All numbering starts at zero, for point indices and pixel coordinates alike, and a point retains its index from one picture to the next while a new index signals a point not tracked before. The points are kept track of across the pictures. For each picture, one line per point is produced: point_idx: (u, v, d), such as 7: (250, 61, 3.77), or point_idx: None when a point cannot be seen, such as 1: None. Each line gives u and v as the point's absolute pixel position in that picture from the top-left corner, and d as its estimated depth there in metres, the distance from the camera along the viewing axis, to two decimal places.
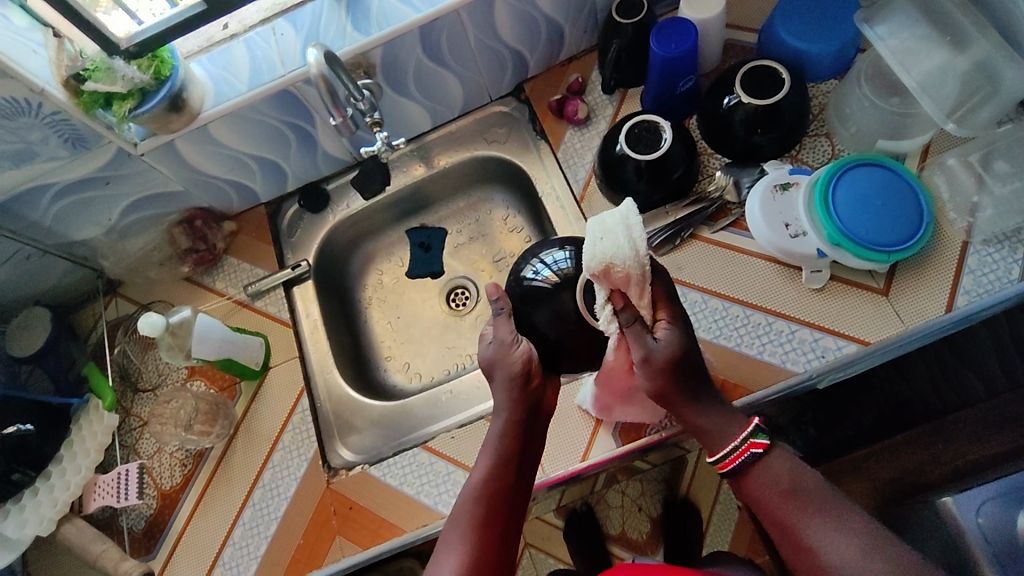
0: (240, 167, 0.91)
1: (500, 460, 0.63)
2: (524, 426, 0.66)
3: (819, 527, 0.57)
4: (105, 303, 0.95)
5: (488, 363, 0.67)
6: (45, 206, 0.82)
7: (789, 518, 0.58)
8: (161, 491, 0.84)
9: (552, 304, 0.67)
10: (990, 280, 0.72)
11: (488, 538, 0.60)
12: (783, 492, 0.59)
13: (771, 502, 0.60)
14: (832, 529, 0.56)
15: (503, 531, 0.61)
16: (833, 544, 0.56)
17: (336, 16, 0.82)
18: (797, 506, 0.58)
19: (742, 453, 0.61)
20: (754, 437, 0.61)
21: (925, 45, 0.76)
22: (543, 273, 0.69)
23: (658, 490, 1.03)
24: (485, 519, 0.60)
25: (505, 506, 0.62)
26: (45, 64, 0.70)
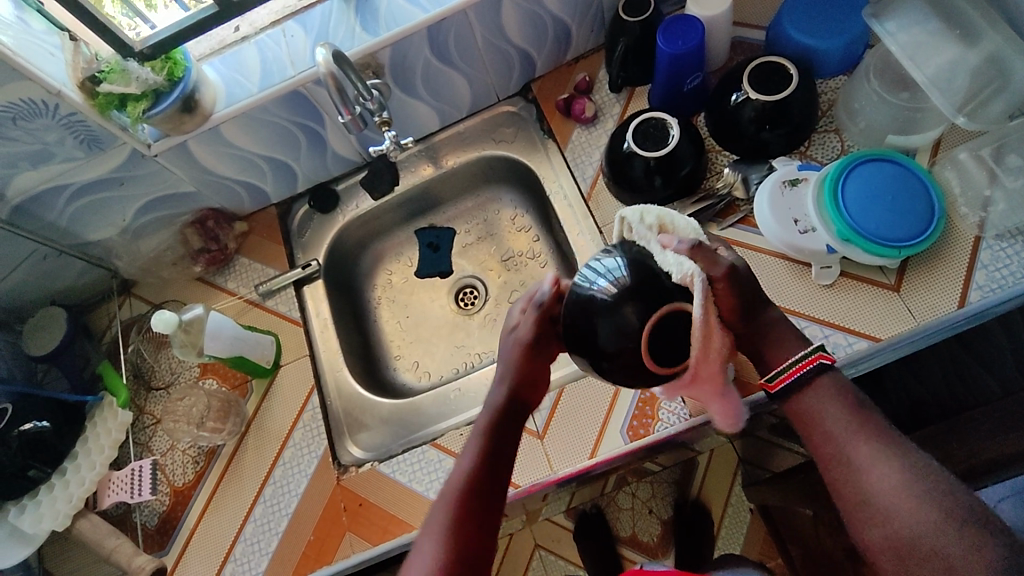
0: (252, 168, 0.92)
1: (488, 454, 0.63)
2: (512, 425, 0.66)
3: (871, 449, 0.56)
4: (120, 303, 0.97)
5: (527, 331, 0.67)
6: (61, 206, 0.84)
7: (842, 435, 0.57)
8: (173, 488, 0.85)
9: (611, 319, 0.55)
10: (1003, 275, 0.71)
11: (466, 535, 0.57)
12: (840, 412, 0.59)
13: (827, 420, 0.59)
14: (885, 456, 0.55)
15: (485, 529, 0.58)
16: (881, 468, 0.55)
17: (346, 17, 0.83)
18: (852, 427, 0.58)
19: (813, 360, 0.62)
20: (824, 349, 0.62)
21: (934, 40, 0.75)
22: (599, 282, 0.57)
23: (669, 492, 1.04)
24: (468, 514, 0.58)
25: (488, 504, 0.60)
26: (62, 66, 0.72)
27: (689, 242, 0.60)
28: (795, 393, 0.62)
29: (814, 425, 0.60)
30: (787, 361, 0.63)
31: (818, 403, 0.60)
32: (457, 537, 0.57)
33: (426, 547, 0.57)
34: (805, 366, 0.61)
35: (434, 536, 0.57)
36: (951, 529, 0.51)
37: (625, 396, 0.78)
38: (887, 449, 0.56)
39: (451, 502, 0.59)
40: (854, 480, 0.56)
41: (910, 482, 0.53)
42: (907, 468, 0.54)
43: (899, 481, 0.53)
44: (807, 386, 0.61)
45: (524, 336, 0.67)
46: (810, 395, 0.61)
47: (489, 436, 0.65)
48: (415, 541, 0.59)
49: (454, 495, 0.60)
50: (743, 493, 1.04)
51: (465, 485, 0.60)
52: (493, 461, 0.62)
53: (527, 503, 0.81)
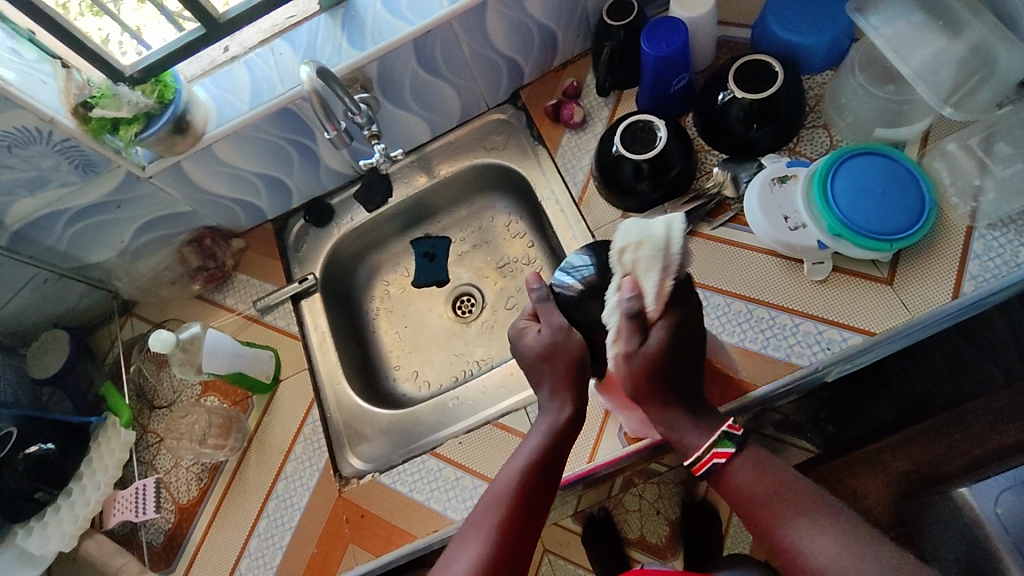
0: (246, 186, 0.93)
1: (546, 459, 0.62)
2: (574, 432, 0.64)
3: (801, 523, 0.57)
4: (121, 324, 0.98)
5: (545, 348, 0.65)
6: (59, 230, 0.85)
7: (768, 514, 0.59)
8: (178, 505, 0.86)
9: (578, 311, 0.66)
10: (997, 265, 0.70)
11: (510, 538, 0.58)
12: (765, 492, 0.60)
13: (757, 504, 0.60)
14: (811, 525, 0.56)
15: (529, 535, 0.59)
16: (814, 542, 0.55)
17: (332, 33, 0.84)
18: (776, 505, 0.59)
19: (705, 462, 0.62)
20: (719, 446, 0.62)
21: (918, 31, 0.75)
22: (565, 280, 0.67)
23: (676, 492, 1.04)
24: (516, 519, 0.59)
25: (536, 511, 0.61)
26: (55, 94, 0.73)
27: (630, 318, 0.59)
28: (716, 474, 0.63)
29: (746, 503, 0.61)
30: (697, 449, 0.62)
31: (745, 487, 0.61)
32: (501, 540, 0.58)
33: (469, 546, 0.58)
34: (704, 464, 0.62)
35: (478, 536, 0.58)
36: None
37: None
38: (815, 522, 0.56)
39: (501, 502, 0.60)
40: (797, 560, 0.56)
41: (849, 553, 0.54)
42: (834, 532, 0.55)
43: (835, 554, 0.54)
44: (721, 471, 0.62)
45: (565, 348, 0.64)
46: (734, 478, 0.62)
47: (551, 442, 0.62)
48: (460, 534, 0.60)
49: (505, 496, 0.60)
50: None
51: (518, 487, 0.60)
52: (547, 468, 0.62)
53: None
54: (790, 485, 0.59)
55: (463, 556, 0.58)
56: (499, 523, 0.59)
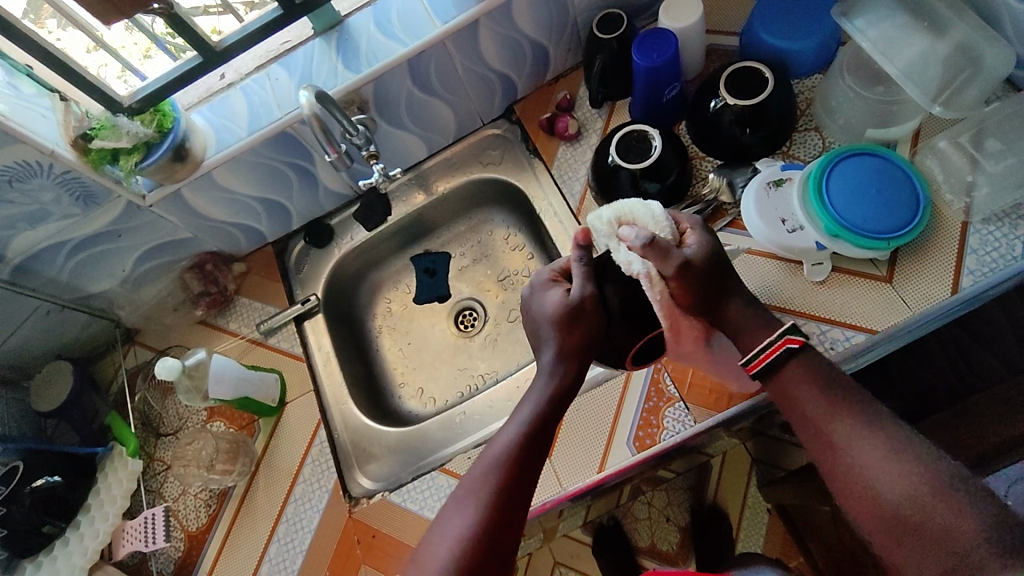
0: (246, 211, 0.93)
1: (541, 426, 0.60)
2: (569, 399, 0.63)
3: (852, 425, 0.55)
4: (124, 352, 0.98)
5: (570, 308, 0.64)
6: (61, 261, 0.86)
7: (818, 418, 0.57)
8: (188, 533, 0.85)
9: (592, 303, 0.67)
10: (994, 259, 0.71)
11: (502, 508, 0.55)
12: (817, 391, 0.58)
13: (806, 402, 0.58)
14: (858, 433, 0.54)
15: (523, 505, 0.57)
16: (858, 447, 0.54)
17: (327, 57, 0.85)
18: (827, 408, 0.57)
19: (779, 347, 0.60)
20: (792, 332, 0.60)
21: (904, 33, 0.77)
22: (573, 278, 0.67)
23: (684, 499, 1.05)
24: (507, 488, 0.56)
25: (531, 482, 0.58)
26: (54, 127, 0.73)
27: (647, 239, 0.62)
28: (773, 375, 0.61)
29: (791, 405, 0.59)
30: (760, 344, 0.61)
31: (797, 386, 0.59)
32: (494, 501, 0.55)
33: (459, 519, 0.55)
34: (775, 351, 0.60)
35: (469, 507, 0.56)
36: (934, 503, 0.49)
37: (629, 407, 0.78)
38: (865, 427, 0.54)
39: (495, 463, 0.58)
40: (838, 459, 0.55)
41: (886, 458, 0.52)
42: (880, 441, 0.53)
43: (873, 459, 0.53)
44: (782, 370, 0.60)
45: (570, 309, 0.64)
46: (790, 378, 0.60)
47: (544, 406, 0.61)
48: (452, 497, 0.58)
49: (495, 466, 0.57)
50: (758, 493, 1.05)
51: (512, 449, 0.58)
52: (541, 432, 0.60)
53: (544, 520, 0.81)
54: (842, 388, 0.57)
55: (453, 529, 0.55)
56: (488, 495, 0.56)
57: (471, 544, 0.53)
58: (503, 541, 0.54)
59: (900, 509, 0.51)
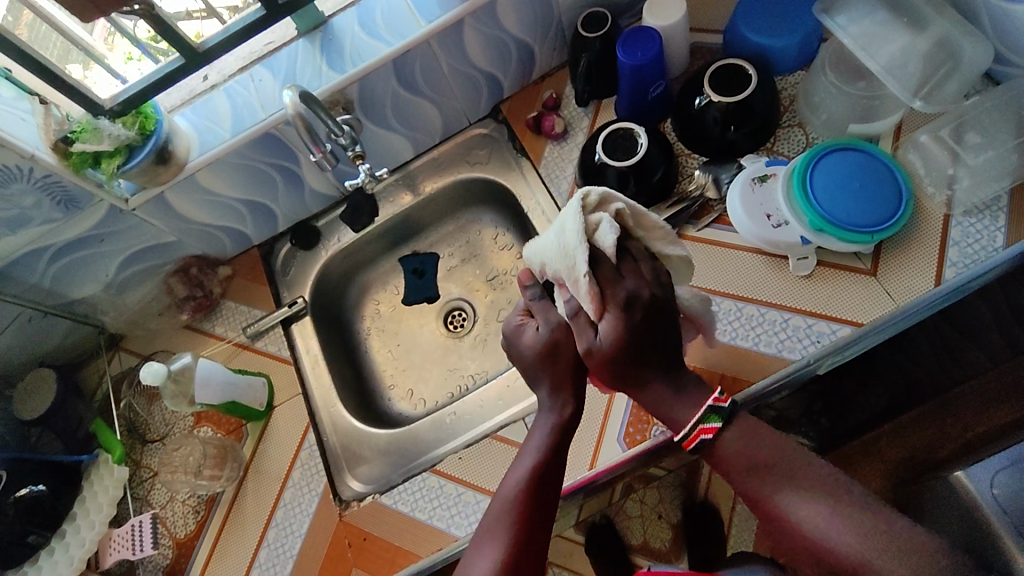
0: (232, 213, 0.93)
1: (554, 453, 0.63)
2: (575, 426, 0.66)
3: (793, 491, 0.57)
4: (109, 358, 0.96)
5: (547, 345, 0.67)
6: (43, 267, 0.84)
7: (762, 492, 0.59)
8: (176, 540, 0.84)
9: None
10: (976, 250, 0.72)
11: (526, 537, 0.59)
12: (754, 459, 0.59)
13: (747, 478, 0.60)
14: (804, 499, 0.57)
15: (546, 531, 0.60)
16: (807, 513, 0.56)
17: (311, 57, 0.84)
18: (769, 480, 0.59)
19: (693, 439, 0.61)
20: (705, 421, 0.61)
21: (884, 29, 0.78)
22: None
23: (677, 496, 1.04)
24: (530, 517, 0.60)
25: (550, 507, 0.62)
26: (34, 130, 0.72)
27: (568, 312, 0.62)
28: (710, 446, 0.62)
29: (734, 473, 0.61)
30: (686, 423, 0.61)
31: (734, 460, 0.60)
32: (517, 544, 0.58)
33: (487, 552, 0.58)
34: (693, 439, 0.61)
35: (494, 541, 0.59)
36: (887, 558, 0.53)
37: (619, 403, 0.78)
38: (808, 491, 0.57)
39: (514, 504, 0.60)
40: (788, 526, 0.57)
41: (832, 521, 0.55)
42: (824, 507, 0.56)
43: (820, 523, 0.55)
44: (714, 446, 0.62)
45: (564, 344, 0.66)
46: (724, 448, 0.61)
47: (555, 431, 0.65)
48: (474, 541, 0.60)
49: (514, 498, 0.61)
50: None
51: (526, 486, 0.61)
52: (553, 464, 0.63)
53: None
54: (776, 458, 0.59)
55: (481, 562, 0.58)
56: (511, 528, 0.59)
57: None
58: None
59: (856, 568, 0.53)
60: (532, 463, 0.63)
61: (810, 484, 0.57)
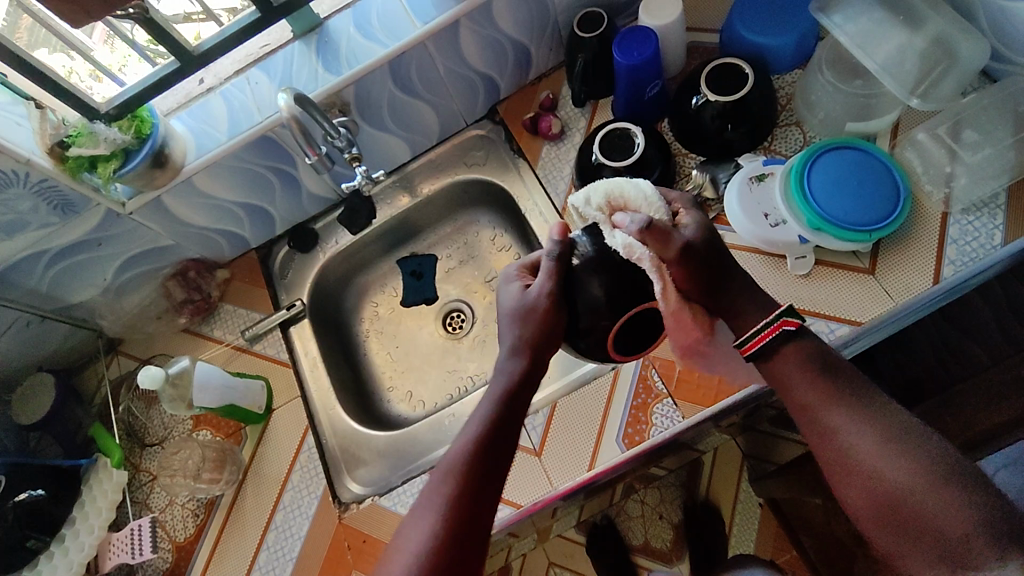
0: (229, 216, 0.93)
1: (501, 421, 0.58)
2: (527, 392, 0.62)
3: (844, 410, 0.54)
4: (108, 363, 0.96)
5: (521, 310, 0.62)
6: (41, 271, 0.84)
7: (813, 402, 0.56)
8: (175, 543, 0.84)
9: (580, 293, 0.60)
10: (974, 248, 0.72)
11: (464, 506, 0.54)
12: (810, 376, 0.57)
13: (799, 385, 0.57)
14: (857, 420, 0.54)
15: (487, 503, 0.55)
16: (856, 433, 0.53)
17: (307, 59, 0.84)
18: (821, 393, 0.56)
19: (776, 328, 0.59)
20: (788, 314, 0.59)
21: (880, 27, 0.77)
22: (571, 262, 0.60)
23: (677, 495, 1.07)
24: (471, 486, 0.55)
25: (495, 478, 0.57)
26: (29, 135, 0.73)
27: (645, 222, 0.59)
28: (770, 359, 0.59)
29: (784, 386, 0.59)
30: (752, 328, 0.60)
31: (783, 372, 0.59)
32: (452, 513, 0.54)
33: (423, 520, 0.54)
34: (773, 332, 0.59)
35: (433, 506, 0.54)
36: (933, 492, 0.49)
37: (618, 404, 0.78)
38: (857, 413, 0.54)
39: (456, 471, 0.55)
40: (834, 444, 0.54)
41: (881, 446, 0.52)
42: (877, 431, 0.53)
43: (869, 447, 0.52)
44: (774, 354, 0.59)
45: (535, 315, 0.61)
46: (783, 358, 0.59)
47: (504, 397, 0.60)
48: (413, 509, 0.56)
49: (457, 465, 0.56)
50: (750, 492, 1.06)
51: (473, 451, 0.56)
52: (502, 433, 0.58)
53: (536, 521, 0.82)
54: (837, 375, 0.56)
55: (417, 529, 0.53)
56: (450, 495, 0.54)
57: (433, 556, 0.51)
58: (466, 550, 0.53)
59: (897, 498, 0.50)
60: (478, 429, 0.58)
61: (864, 409, 0.54)
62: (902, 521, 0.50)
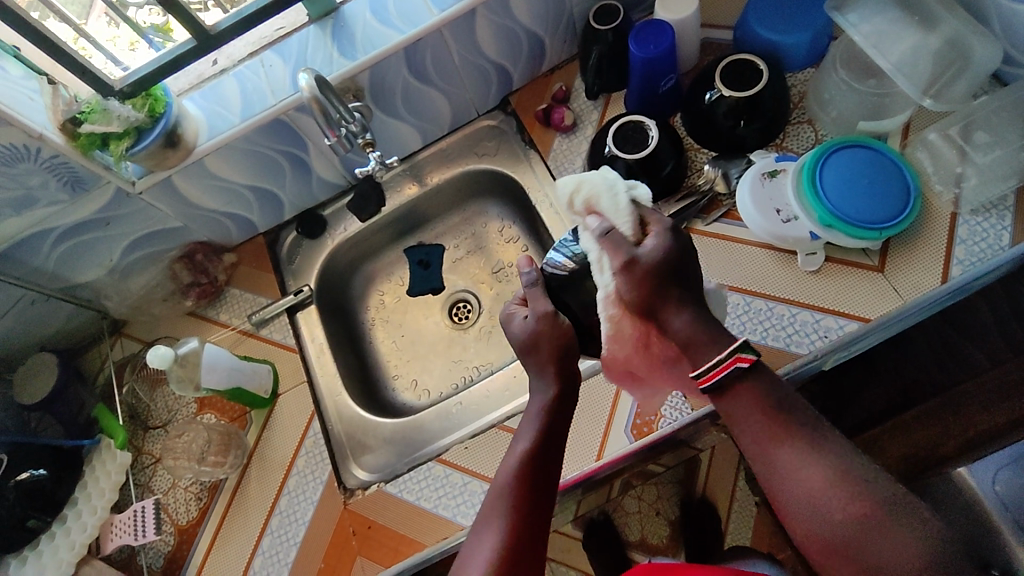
0: (238, 199, 0.92)
1: (547, 437, 0.61)
2: (568, 407, 0.64)
3: (793, 447, 0.53)
4: (112, 344, 0.96)
5: (530, 338, 0.66)
6: (47, 249, 0.84)
7: (765, 439, 0.54)
8: (177, 526, 0.84)
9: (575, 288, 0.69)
10: (982, 248, 0.73)
11: (524, 522, 0.57)
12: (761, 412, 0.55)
13: (751, 431, 0.56)
14: (806, 455, 0.53)
15: (543, 516, 0.58)
16: (804, 470, 0.52)
17: (322, 44, 0.84)
18: (774, 429, 0.54)
19: (716, 373, 0.56)
20: (741, 351, 0.56)
21: (895, 28, 0.78)
22: (558, 258, 0.70)
23: (675, 492, 1.03)
24: (526, 502, 0.57)
25: (546, 493, 0.59)
26: (42, 110, 0.72)
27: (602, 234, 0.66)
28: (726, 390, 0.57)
29: (746, 425, 0.56)
30: (711, 362, 0.57)
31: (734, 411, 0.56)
32: (513, 529, 0.56)
33: (485, 537, 0.56)
34: (724, 370, 0.56)
35: (493, 522, 0.57)
36: (884, 537, 0.49)
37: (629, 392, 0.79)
38: (805, 447, 0.53)
39: (508, 488, 0.58)
40: (780, 486, 0.54)
41: (830, 480, 0.51)
42: (826, 465, 0.52)
43: (820, 482, 0.51)
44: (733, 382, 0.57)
45: (548, 333, 0.65)
46: (740, 392, 0.57)
47: (545, 414, 0.62)
48: (473, 528, 0.58)
49: (509, 483, 0.58)
50: (749, 488, 1.03)
51: (521, 471, 0.59)
52: (550, 447, 0.61)
53: None
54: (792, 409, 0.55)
55: (480, 544, 0.56)
56: (509, 513, 0.57)
57: (503, 568, 0.54)
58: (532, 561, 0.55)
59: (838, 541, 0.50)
60: (526, 444, 0.60)
61: (812, 442, 0.53)
62: (848, 557, 0.50)
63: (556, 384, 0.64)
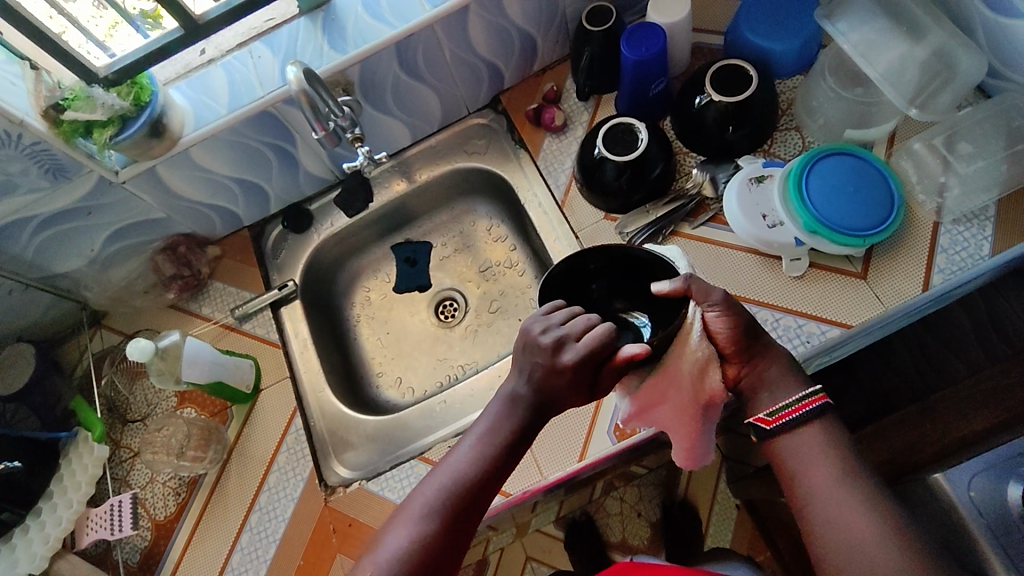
0: (223, 191, 0.91)
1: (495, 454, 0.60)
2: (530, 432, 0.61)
3: (850, 497, 0.57)
4: (91, 335, 0.95)
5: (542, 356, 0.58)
6: (26, 238, 0.82)
7: (825, 486, 0.59)
8: (155, 522, 0.83)
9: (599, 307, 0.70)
10: (963, 258, 0.74)
11: (445, 529, 0.57)
12: (825, 461, 0.59)
13: (812, 475, 0.60)
14: (860, 507, 0.57)
15: (465, 526, 0.58)
16: (856, 520, 0.56)
17: (312, 36, 0.83)
18: (836, 477, 0.59)
19: (791, 410, 0.62)
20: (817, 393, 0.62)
21: (883, 38, 0.79)
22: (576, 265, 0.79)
23: (656, 493, 1.08)
24: (451, 512, 0.57)
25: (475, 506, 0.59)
26: (24, 95, 0.70)
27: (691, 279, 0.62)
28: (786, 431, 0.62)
29: (800, 470, 0.61)
30: (786, 399, 0.63)
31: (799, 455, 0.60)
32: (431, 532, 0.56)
33: (400, 533, 0.57)
34: (800, 408, 0.62)
35: (412, 520, 0.57)
36: None
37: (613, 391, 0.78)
38: (864, 499, 0.57)
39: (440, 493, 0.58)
40: (830, 531, 0.57)
41: (879, 531, 0.55)
42: (878, 520, 0.56)
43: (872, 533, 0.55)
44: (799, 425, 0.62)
45: (555, 363, 0.58)
46: (800, 438, 0.61)
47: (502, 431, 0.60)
48: (393, 519, 0.59)
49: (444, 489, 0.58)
50: (728, 491, 1.08)
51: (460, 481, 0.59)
52: (494, 463, 0.60)
53: (515, 513, 0.81)
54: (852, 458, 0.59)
55: (395, 537, 0.57)
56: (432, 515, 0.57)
57: (410, 567, 0.55)
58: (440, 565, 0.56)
59: None
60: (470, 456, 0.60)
61: (868, 495, 0.57)
62: None
63: (521, 414, 0.60)
